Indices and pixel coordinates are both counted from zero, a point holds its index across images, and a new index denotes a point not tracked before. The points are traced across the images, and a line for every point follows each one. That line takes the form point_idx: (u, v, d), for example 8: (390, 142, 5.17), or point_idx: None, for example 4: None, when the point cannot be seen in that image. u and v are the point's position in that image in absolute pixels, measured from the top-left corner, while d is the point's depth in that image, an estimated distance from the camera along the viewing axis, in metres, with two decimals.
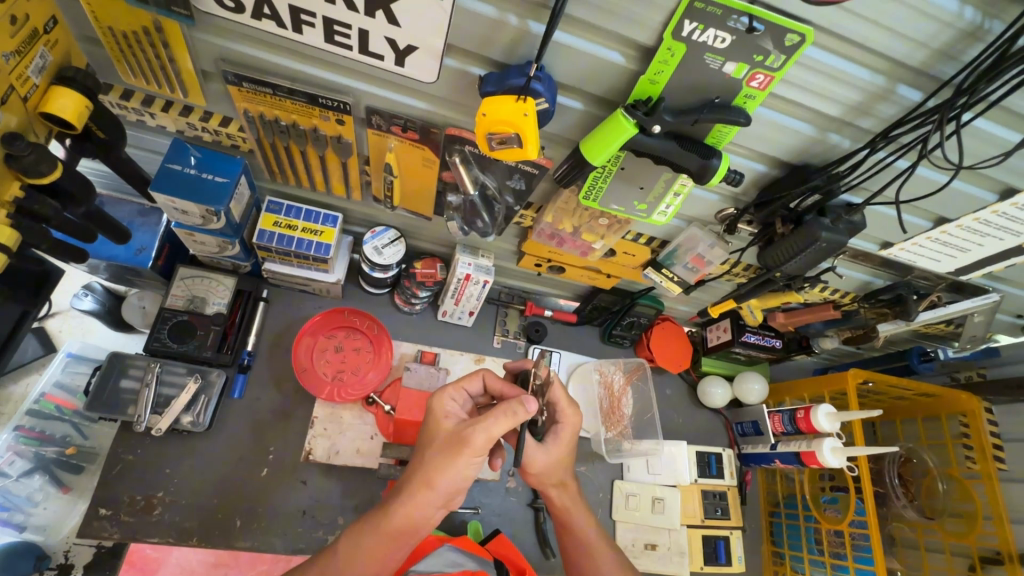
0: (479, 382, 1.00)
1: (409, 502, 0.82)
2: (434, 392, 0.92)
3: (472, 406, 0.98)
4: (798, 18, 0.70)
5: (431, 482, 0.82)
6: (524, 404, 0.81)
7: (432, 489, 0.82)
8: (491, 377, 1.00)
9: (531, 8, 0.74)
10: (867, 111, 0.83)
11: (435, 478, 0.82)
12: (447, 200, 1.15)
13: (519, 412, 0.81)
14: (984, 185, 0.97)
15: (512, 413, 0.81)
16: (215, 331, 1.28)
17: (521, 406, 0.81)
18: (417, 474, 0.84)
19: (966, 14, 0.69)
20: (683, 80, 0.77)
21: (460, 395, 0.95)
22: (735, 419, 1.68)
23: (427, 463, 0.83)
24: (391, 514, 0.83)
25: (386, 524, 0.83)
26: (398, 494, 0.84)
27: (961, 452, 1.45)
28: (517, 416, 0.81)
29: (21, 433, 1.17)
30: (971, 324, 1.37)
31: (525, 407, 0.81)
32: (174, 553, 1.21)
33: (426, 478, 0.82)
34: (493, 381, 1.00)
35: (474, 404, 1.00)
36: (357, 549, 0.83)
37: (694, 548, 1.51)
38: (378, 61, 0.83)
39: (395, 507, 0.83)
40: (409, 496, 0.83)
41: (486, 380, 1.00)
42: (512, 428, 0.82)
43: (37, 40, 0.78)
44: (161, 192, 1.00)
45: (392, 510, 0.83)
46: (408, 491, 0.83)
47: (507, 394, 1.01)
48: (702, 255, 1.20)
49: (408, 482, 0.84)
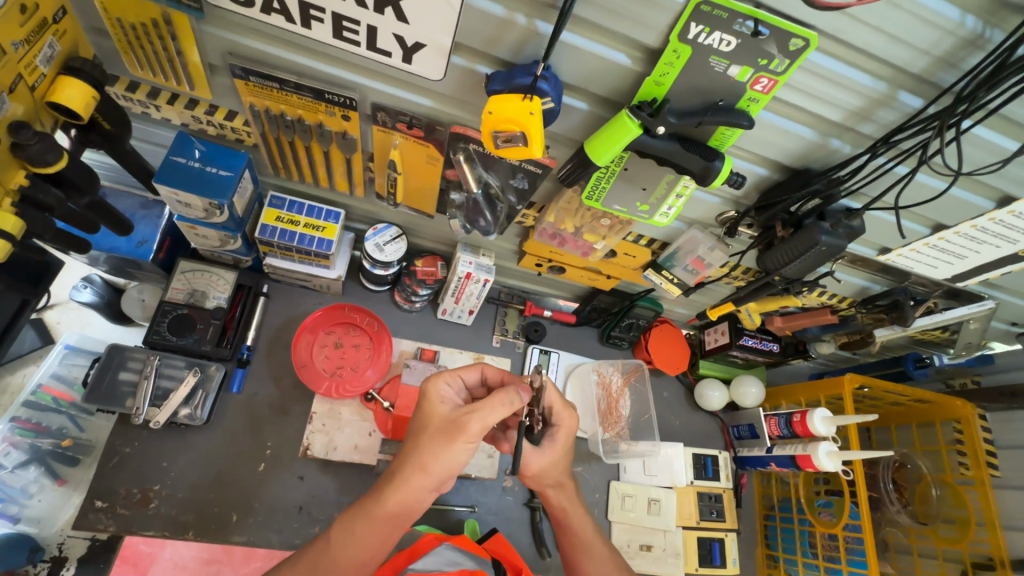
0: (478, 373, 1.00)
1: (402, 486, 0.82)
2: (429, 375, 0.92)
3: (466, 394, 0.98)
4: (803, 23, 0.71)
5: (424, 466, 0.82)
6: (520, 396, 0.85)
7: (427, 473, 0.82)
8: (490, 369, 1.01)
9: (539, 8, 0.74)
10: (868, 116, 0.84)
11: (430, 462, 0.81)
12: (451, 197, 1.16)
13: (516, 403, 0.83)
14: (982, 192, 0.99)
15: (508, 400, 0.82)
16: (215, 324, 1.28)
17: (518, 398, 0.84)
18: (412, 457, 0.83)
19: (967, 23, 0.70)
20: (689, 83, 0.78)
21: (456, 381, 0.95)
22: (732, 422, 1.69)
23: (422, 447, 0.83)
24: (385, 499, 0.82)
25: (381, 509, 0.82)
26: (392, 479, 0.83)
27: (955, 458, 1.47)
28: (516, 403, 0.83)
29: (18, 424, 1.14)
30: (966, 332, 1.39)
31: (521, 398, 0.84)
32: (167, 548, 1.20)
33: (421, 462, 0.82)
34: (492, 373, 1.01)
35: (468, 391, 0.99)
36: (349, 539, 0.82)
37: (689, 550, 1.51)
38: (385, 58, 0.84)
39: (388, 492, 0.82)
40: (403, 480, 0.82)
41: (486, 372, 1.01)
42: (508, 416, 0.83)
43: (47, 29, 0.78)
44: (165, 183, 1.00)
45: (386, 495, 0.83)
46: (404, 476, 0.82)
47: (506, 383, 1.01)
48: (702, 257, 1.22)
49: (402, 467, 0.83)
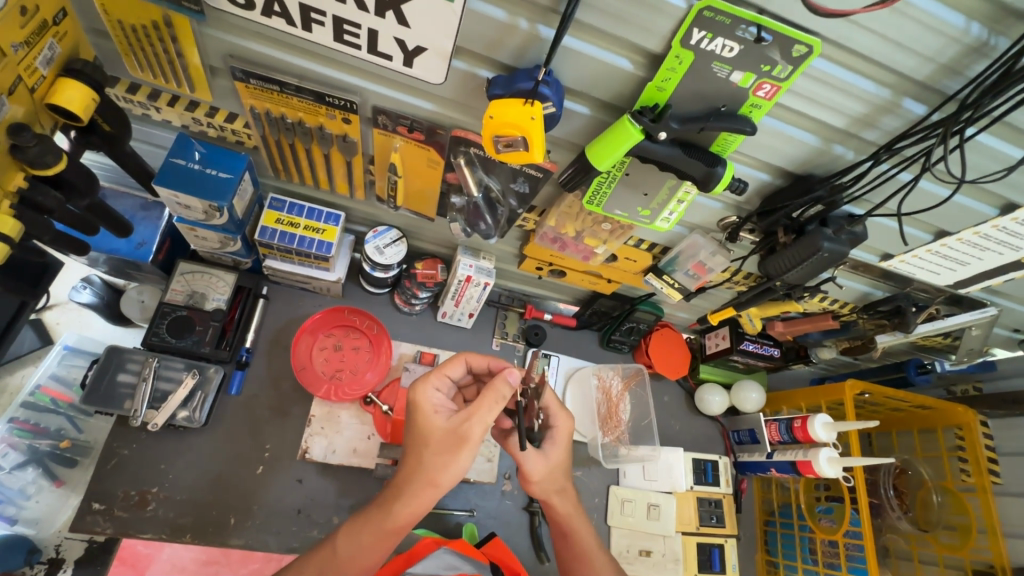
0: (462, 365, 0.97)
1: (412, 502, 0.81)
2: (416, 383, 0.88)
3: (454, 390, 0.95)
4: (807, 29, 0.71)
5: (433, 481, 0.81)
6: (508, 380, 0.83)
7: (437, 487, 0.81)
8: (473, 358, 0.97)
9: (541, 13, 0.74)
10: (871, 122, 0.83)
11: (439, 476, 0.81)
12: (451, 201, 1.16)
13: (506, 393, 0.82)
14: (986, 199, 0.98)
15: (500, 395, 0.82)
16: (214, 326, 1.28)
17: (505, 385, 0.83)
18: (418, 475, 0.82)
19: (972, 30, 0.70)
20: (692, 88, 0.78)
21: (444, 382, 0.91)
22: (732, 427, 1.68)
23: (427, 464, 0.81)
24: (396, 512, 0.81)
25: (391, 522, 0.81)
26: (400, 495, 0.82)
27: (956, 465, 1.46)
28: (506, 394, 0.83)
29: (17, 425, 1.14)
30: (969, 338, 1.38)
31: (509, 384, 0.83)
32: (165, 551, 1.19)
33: (430, 478, 0.81)
34: (475, 360, 0.98)
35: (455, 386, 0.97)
36: (357, 548, 0.81)
37: (689, 556, 1.49)
38: (386, 61, 0.84)
39: (399, 506, 0.82)
40: (414, 496, 0.81)
41: (469, 362, 0.98)
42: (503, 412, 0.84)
43: (47, 31, 0.78)
44: (165, 185, 1.00)
45: (396, 509, 0.82)
46: (413, 492, 0.81)
47: (494, 368, 1.00)
48: (703, 262, 1.21)
49: (408, 484, 0.82)
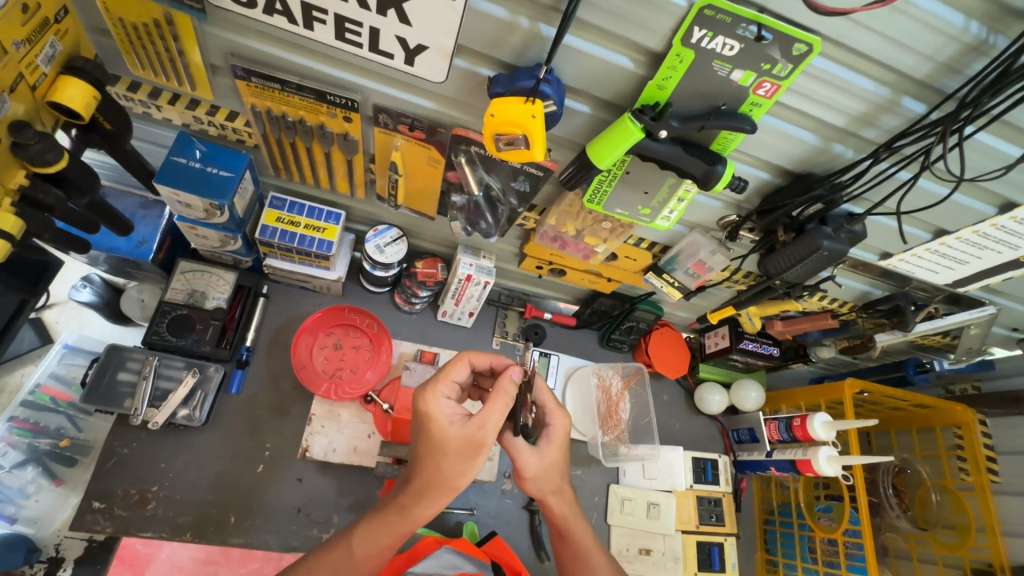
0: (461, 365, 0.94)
1: (430, 503, 0.82)
2: (424, 392, 0.84)
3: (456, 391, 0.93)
4: (807, 28, 0.71)
5: (453, 486, 0.81)
6: (514, 381, 0.85)
7: (456, 490, 0.82)
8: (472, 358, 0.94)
9: (542, 12, 0.74)
10: (870, 121, 0.84)
11: (459, 482, 0.81)
12: (452, 199, 1.16)
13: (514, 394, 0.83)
14: (984, 198, 0.99)
15: (508, 396, 0.84)
16: (215, 325, 1.28)
17: (513, 385, 0.84)
18: (437, 482, 0.81)
19: (971, 29, 0.70)
20: (692, 87, 0.78)
21: (450, 386, 0.87)
22: (732, 426, 1.69)
23: (447, 472, 0.80)
24: (414, 513, 0.83)
25: (409, 521, 0.83)
26: (418, 498, 0.82)
27: (955, 464, 1.47)
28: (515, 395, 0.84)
29: (17, 424, 1.13)
30: (968, 337, 1.38)
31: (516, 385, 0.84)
32: (164, 550, 1.19)
33: (450, 484, 0.81)
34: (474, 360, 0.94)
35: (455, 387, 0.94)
36: (372, 545, 0.83)
37: (689, 555, 1.49)
38: (388, 60, 0.84)
39: (416, 506, 0.82)
40: (434, 500, 0.82)
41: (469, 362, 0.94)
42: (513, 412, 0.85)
43: (48, 29, 0.78)
44: (165, 183, 1.00)
45: (414, 510, 0.83)
46: (432, 496, 0.82)
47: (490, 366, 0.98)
48: (703, 261, 1.21)
49: (426, 489, 0.82)
